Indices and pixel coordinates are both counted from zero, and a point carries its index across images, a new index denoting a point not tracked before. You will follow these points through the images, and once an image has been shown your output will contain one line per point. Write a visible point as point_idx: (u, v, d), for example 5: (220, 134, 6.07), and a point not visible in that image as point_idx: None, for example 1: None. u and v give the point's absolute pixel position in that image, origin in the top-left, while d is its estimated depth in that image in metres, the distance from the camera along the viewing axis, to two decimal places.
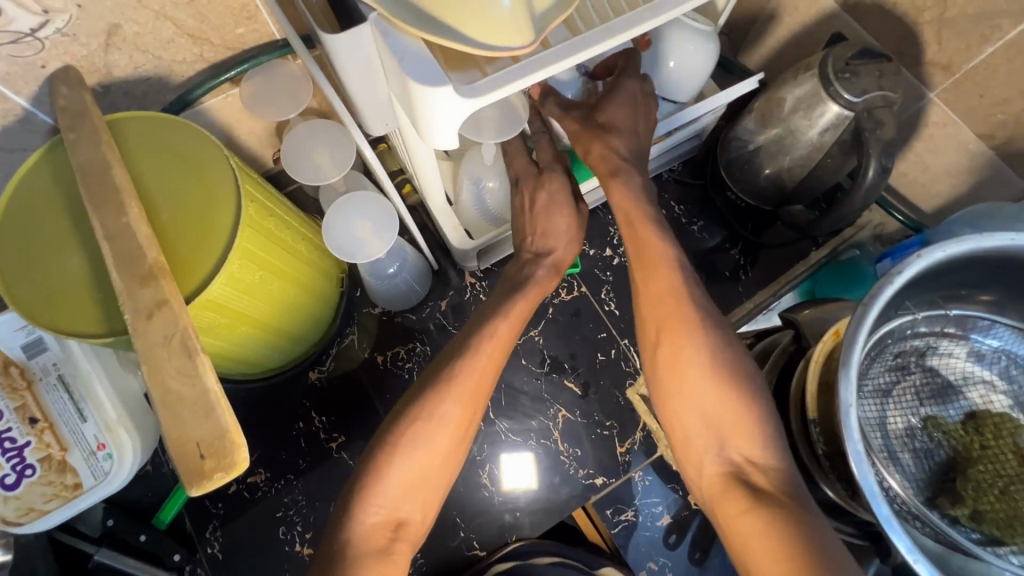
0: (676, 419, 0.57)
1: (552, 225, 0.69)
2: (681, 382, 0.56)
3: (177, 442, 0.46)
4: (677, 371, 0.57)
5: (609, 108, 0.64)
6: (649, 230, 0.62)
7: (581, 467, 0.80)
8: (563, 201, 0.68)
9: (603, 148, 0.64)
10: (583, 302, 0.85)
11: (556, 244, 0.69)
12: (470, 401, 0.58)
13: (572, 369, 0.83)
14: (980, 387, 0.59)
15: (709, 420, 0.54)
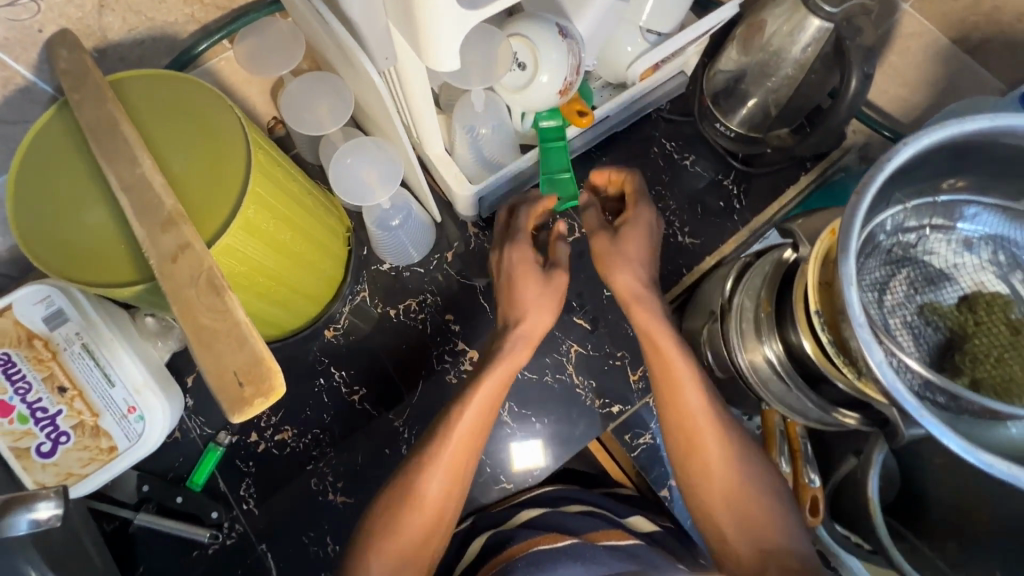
0: (708, 512, 0.65)
1: (536, 300, 0.71)
2: (708, 477, 0.65)
3: (215, 373, 0.48)
4: (706, 475, 0.65)
5: (630, 235, 0.72)
6: (652, 322, 0.69)
7: (596, 397, 0.83)
8: (539, 275, 0.72)
9: (626, 277, 0.70)
10: (584, 243, 0.87)
11: (523, 311, 0.71)
12: (455, 475, 0.64)
13: (580, 307, 0.85)
14: (973, 271, 0.61)
15: (734, 510, 0.63)
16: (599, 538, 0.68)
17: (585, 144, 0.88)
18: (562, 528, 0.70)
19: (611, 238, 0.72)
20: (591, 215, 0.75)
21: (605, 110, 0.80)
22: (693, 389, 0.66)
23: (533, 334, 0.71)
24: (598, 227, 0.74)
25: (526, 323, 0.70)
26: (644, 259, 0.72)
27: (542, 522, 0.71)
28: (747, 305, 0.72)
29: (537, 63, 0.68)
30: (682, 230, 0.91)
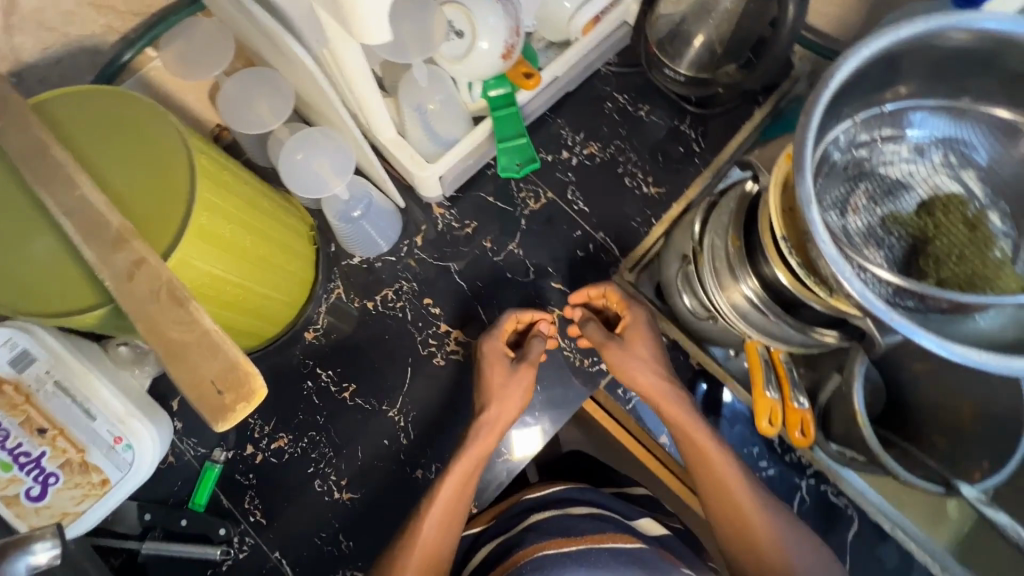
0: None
1: (502, 391, 0.74)
2: (749, 543, 0.64)
3: (192, 385, 0.47)
4: (747, 542, 0.64)
5: (631, 332, 0.76)
6: (666, 399, 0.72)
7: (585, 356, 0.85)
8: (510, 368, 0.75)
9: (638, 372, 0.73)
10: (553, 208, 0.88)
11: (489, 401, 0.74)
12: (448, 520, 0.66)
13: (556, 272, 0.86)
14: (928, 177, 0.62)
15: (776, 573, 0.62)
16: (604, 542, 0.63)
17: (538, 109, 0.87)
18: (566, 531, 0.65)
19: (621, 346, 0.75)
20: (592, 330, 0.78)
21: (553, 70, 0.79)
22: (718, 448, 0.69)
23: (497, 423, 0.73)
24: (602, 340, 0.76)
25: (494, 406, 0.73)
26: (658, 359, 0.75)
27: (546, 525, 0.66)
28: (718, 244, 0.71)
29: (475, 30, 0.68)
30: (645, 180, 0.90)
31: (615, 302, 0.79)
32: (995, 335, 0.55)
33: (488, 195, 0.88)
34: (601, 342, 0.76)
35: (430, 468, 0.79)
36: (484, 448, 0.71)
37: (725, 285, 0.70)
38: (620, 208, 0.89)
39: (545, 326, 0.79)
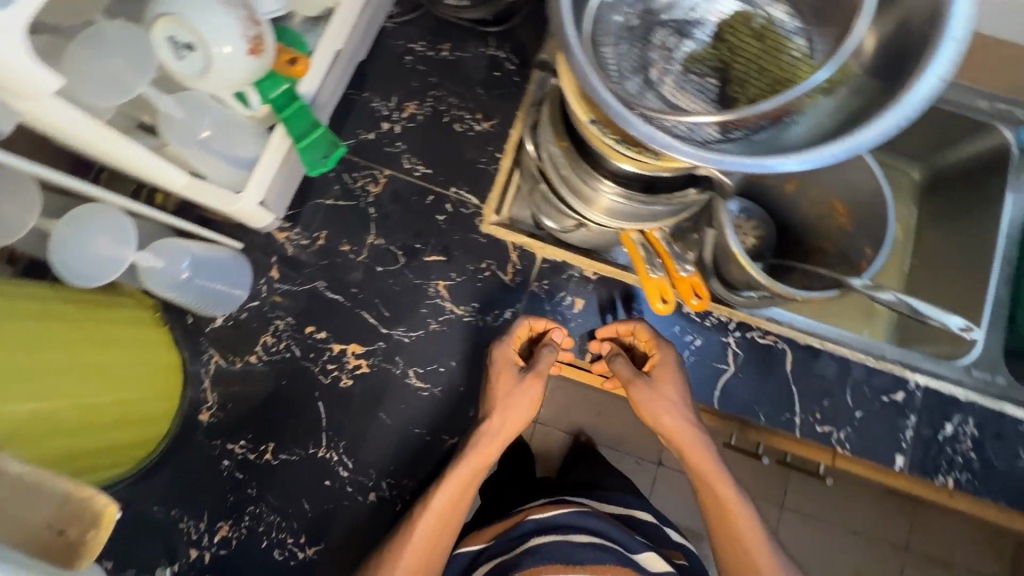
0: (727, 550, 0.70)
1: (508, 400, 0.72)
2: (729, 524, 0.70)
3: (25, 541, 0.40)
4: (728, 517, 0.70)
5: (659, 369, 0.73)
6: (672, 387, 0.72)
7: (487, 313, 0.79)
8: (514, 378, 0.72)
9: (664, 404, 0.71)
10: (395, 183, 0.83)
11: (492, 413, 0.71)
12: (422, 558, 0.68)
13: (425, 245, 0.81)
14: (710, 5, 0.60)
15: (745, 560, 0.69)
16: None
17: (335, 90, 0.80)
18: (568, 559, 0.70)
19: (649, 386, 0.72)
20: (620, 362, 0.74)
21: (327, 44, 0.73)
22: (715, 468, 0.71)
23: (500, 433, 0.71)
24: (631, 376, 0.73)
25: (496, 418, 0.71)
26: (684, 396, 0.73)
27: (547, 552, 0.71)
28: (553, 152, 0.67)
29: (203, 39, 0.58)
30: (474, 118, 0.85)
31: (645, 341, 0.75)
32: (820, 117, 0.54)
33: (328, 198, 0.82)
34: (629, 378, 0.73)
35: (382, 486, 0.75)
36: (485, 457, 0.70)
37: (579, 192, 0.69)
38: (462, 156, 0.84)
39: (559, 335, 0.75)
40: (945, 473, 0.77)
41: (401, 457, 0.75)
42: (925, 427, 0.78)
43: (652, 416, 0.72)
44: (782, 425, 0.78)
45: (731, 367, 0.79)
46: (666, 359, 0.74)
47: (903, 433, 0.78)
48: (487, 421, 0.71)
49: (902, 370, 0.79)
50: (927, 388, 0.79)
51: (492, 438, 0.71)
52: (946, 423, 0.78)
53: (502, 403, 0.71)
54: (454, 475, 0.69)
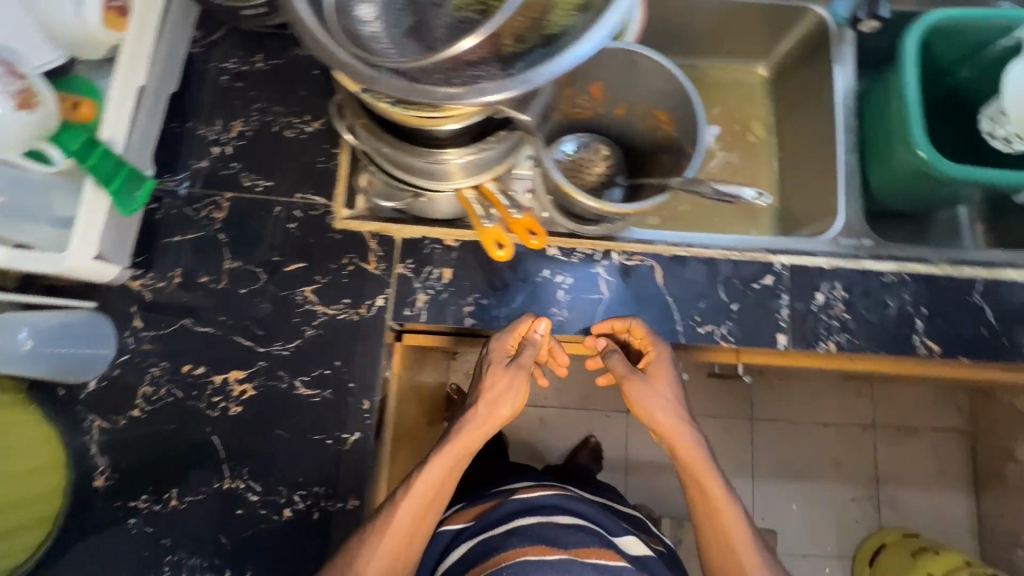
0: (713, 535, 0.73)
1: (493, 389, 0.77)
2: (717, 513, 0.72)
3: None
4: (711, 505, 0.73)
5: (652, 361, 0.77)
6: (662, 377, 0.76)
7: (359, 305, 0.79)
8: (503, 369, 0.77)
9: (651, 399, 0.76)
10: (239, 204, 0.82)
11: (480, 409, 0.76)
12: (400, 552, 0.69)
13: (284, 256, 0.80)
14: None
15: (730, 546, 0.72)
16: (587, 556, 0.81)
17: (151, 126, 0.79)
18: (554, 539, 0.83)
19: (644, 381, 0.76)
20: (619, 359, 0.77)
21: (128, 80, 0.72)
22: (705, 459, 0.74)
23: (487, 420, 0.76)
24: (625, 372, 0.76)
25: (479, 408, 0.76)
26: (677, 395, 0.77)
27: (536, 532, 0.85)
28: (378, 146, 0.70)
29: None
30: (303, 120, 0.85)
31: (641, 338, 0.78)
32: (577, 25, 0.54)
33: (175, 234, 0.81)
34: (625, 373, 0.77)
35: (294, 500, 0.74)
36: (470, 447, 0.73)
37: (405, 164, 0.71)
38: (300, 161, 0.83)
39: (543, 328, 0.77)
40: (826, 339, 0.81)
41: (307, 466, 0.75)
42: (798, 302, 0.82)
43: (639, 409, 0.76)
44: (666, 335, 0.80)
45: (605, 294, 0.81)
46: (660, 356, 0.77)
47: (779, 312, 0.81)
48: (474, 410, 0.76)
49: (765, 256, 0.83)
50: (791, 266, 0.82)
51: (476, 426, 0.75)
52: (816, 292, 0.82)
53: (487, 392, 0.77)
54: (433, 468, 0.71)
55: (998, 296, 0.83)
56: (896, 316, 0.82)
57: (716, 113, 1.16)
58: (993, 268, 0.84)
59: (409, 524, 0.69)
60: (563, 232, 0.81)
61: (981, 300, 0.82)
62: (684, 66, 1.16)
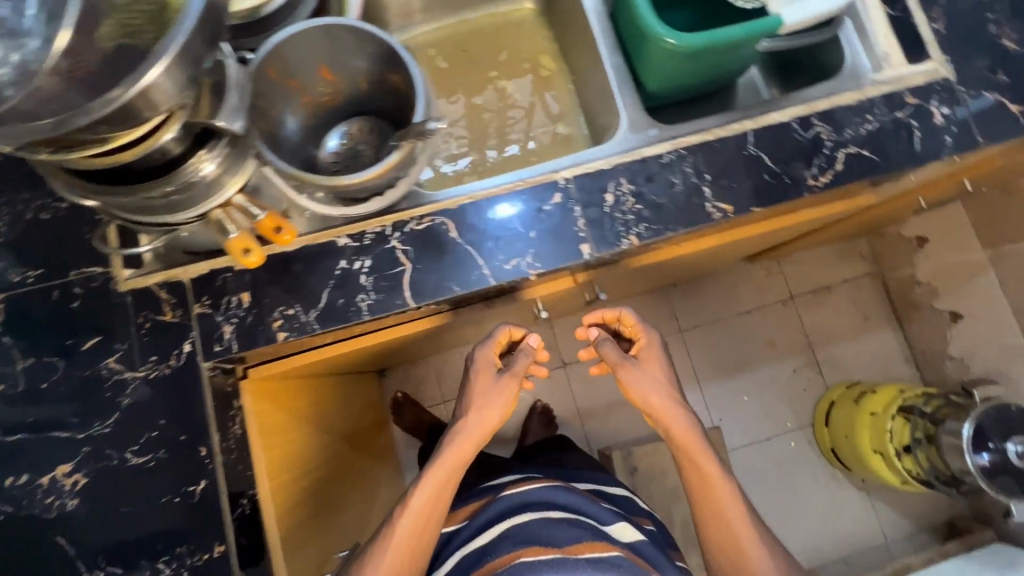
0: (701, 492, 0.96)
1: (486, 395, 1.03)
2: (706, 480, 0.95)
3: None
4: (707, 477, 0.95)
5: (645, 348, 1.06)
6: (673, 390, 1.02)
7: (167, 357, 0.78)
8: (499, 378, 1.05)
9: (672, 405, 1.00)
10: (15, 301, 0.79)
11: (477, 409, 1.02)
12: (422, 523, 0.93)
13: (77, 337, 0.78)
14: None
15: (706, 499, 0.95)
16: (580, 551, 0.93)
17: None
18: (545, 537, 0.96)
19: (636, 368, 1.02)
20: (611, 347, 1.05)
21: None
22: (698, 441, 0.97)
23: (482, 423, 1.02)
24: (620, 362, 1.02)
25: (472, 415, 1.02)
26: (667, 383, 1.02)
27: (528, 532, 0.97)
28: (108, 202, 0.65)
29: None
30: (56, 197, 0.82)
31: (631, 326, 1.08)
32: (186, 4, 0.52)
33: None
34: (617, 359, 1.04)
35: (161, 566, 0.73)
36: (464, 449, 0.99)
37: (144, 207, 0.67)
38: (64, 238, 0.81)
39: (532, 341, 1.10)
40: (627, 234, 0.83)
41: (166, 530, 0.74)
42: (591, 209, 0.83)
43: (667, 422, 0.99)
44: (476, 283, 0.81)
45: (407, 264, 0.81)
46: (651, 348, 1.07)
47: (576, 225, 0.83)
48: (464, 418, 1.02)
49: (548, 175, 0.84)
50: (574, 178, 0.84)
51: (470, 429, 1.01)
52: (605, 194, 0.84)
53: (481, 394, 1.03)
54: (444, 457, 0.97)
55: (770, 142, 0.86)
56: (685, 191, 0.84)
57: (503, 60, 1.19)
58: (760, 117, 0.87)
59: (427, 502, 0.94)
60: (348, 220, 0.82)
61: (756, 150, 0.86)
62: (459, 23, 1.20)
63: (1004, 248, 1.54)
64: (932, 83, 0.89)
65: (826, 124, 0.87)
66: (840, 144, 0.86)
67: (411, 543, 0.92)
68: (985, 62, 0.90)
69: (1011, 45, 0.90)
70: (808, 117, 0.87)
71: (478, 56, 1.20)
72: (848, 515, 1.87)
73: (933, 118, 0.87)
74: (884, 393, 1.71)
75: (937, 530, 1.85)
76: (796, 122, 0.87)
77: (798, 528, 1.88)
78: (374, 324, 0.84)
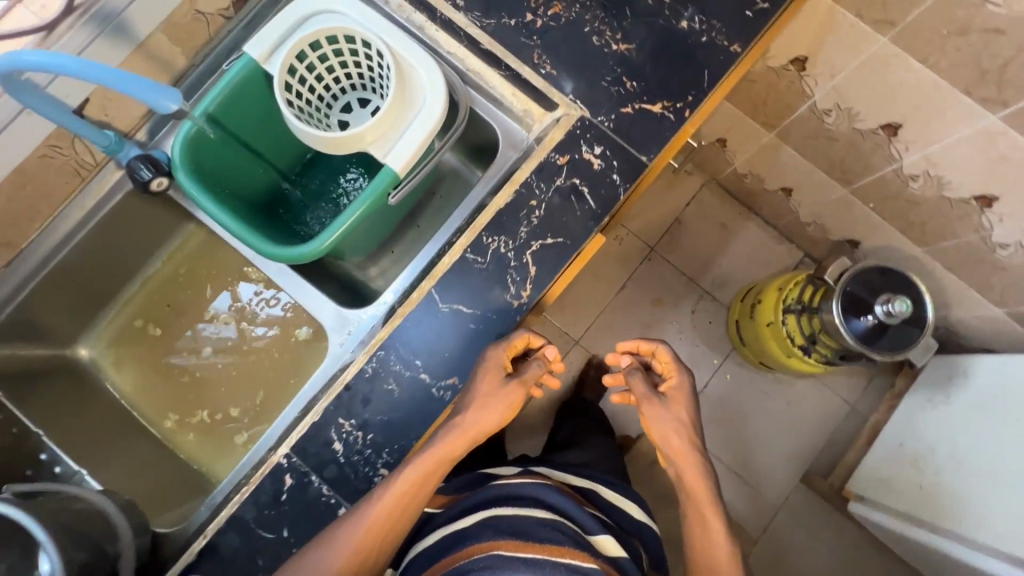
0: (703, 546, 0.81)
1: (489, 399, 0.74)
2: (708, 539, 0.81)
3: None
4: (709, 537, 0.81)
5: (674, 390, 0.92)
6: (695, 428, 0.89)
7: None
8: (499, 384, 0.75)
9: (690, 449, 0.87)
10: None
11: (471, 414, 0.73)
12: (376, 533, 0.68)
13: None
14: None
15: (710, 563, 0.80)
16: (557, 555, 0.67)
17: None
18: (521, 535, 0.70)
19: (662, 406, 0.90)
20: (637, 377, 0.93)
21: None
22: (710, 490, 0.84)
23: (476, 430, 0.73)
24: (645, 395, 0.91)
25: (471, 411, 0.74)
26: (691, 427, 0.89)
27: (511, 522, 0.72)
28: None
29: None
30: None
31: (665, 362, 0.94)
32: None
33: None
34: (643, 394, 0.91)
35: None
36: (456, 446, 0.73)
37: None
38: None
39: (550, 351, 0.80)
40: (377, 470, 0.76)
41: None
42: (329, 469, 0.76)
43: (678, 463, 0.87)
44: None
45: None
46: (684, 387, 0.93)
47: (324, 494, 0.75)
48: (459, 412, 0.74)
49: (268, 461, 0.76)
50: (293, 449, 0.76)
51: (469, 426, 0.73)
52: (332, 445, 0.76)
53: (477, 403, 0.74)
54: (435, 446, 0.72)
55: (456, 287, 0.79)
56: (408, 390, 0.77)
57: (211, 291, 1.07)
58: (434, 269, 0.81)
59: (390, 514, 0.68)
60: None
61: (448, 305, 0.79)
62: (141, 285, 1.06)
63: (782, 125, 1.50)
64: (572, 130, 0.83)
65: (498, 234, 0.80)
66: (522, 247, 0.80)
67: (370, 542, 0.67)
68: (606, 79, 0.84)
69: (621, 47, 0.85)
70: (478, 238, 0.80)
71: (183, 302, 1.07)
72: (810, 405, 1.90)
73: (592, 165, 0.82)
74: (767, 299, 1.67)
75: (885, 368, 1.90)
76: (470, 251, 0.80)
77: (777, 443, 1.89)
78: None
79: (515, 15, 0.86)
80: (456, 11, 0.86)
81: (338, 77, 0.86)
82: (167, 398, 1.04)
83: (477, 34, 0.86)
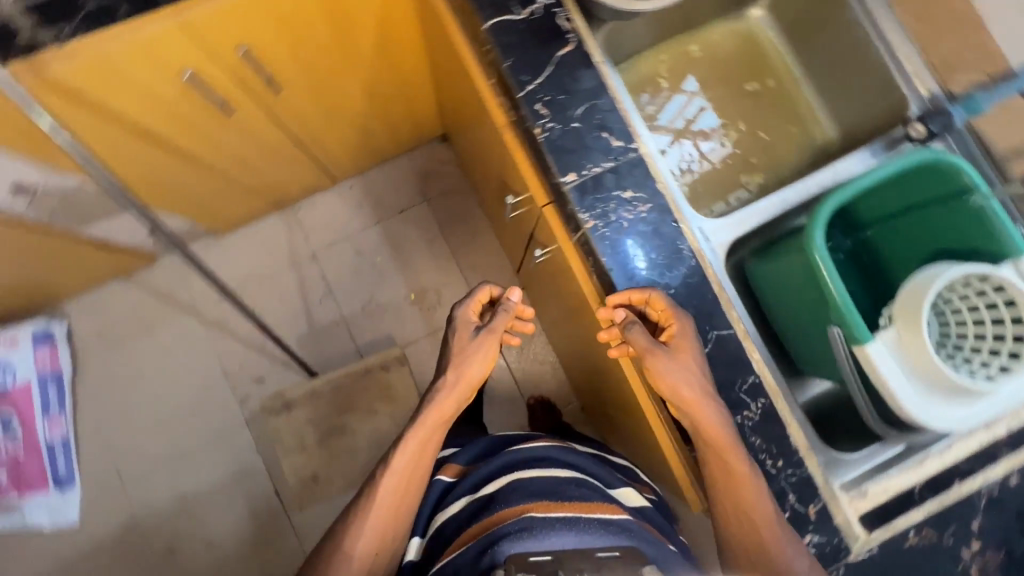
0: (741, 483, 0.74)
1: (469, 355, 0.91)
2: (738, 478, 0.74)
3: None
4: (734, 470, 0.74)
5: (682, 335, 0.78)
6: (706, 381, 0.77)
7: None
8: (470, 336, 0.91)
9: (711, 397, 0.76)
10: None
11: (456, 371, 0.90)
12: (403, 492, 0.84)
13: None
14: None
15: (740, 491, 0.74)
16: (591, 511, 0.73)
17: None
18: (554, 495, 0.75)
19: (669, 355, 0.76)
20: (638, 329, 0.78)
21: None
22: (728, 435, 0.75)
23: (451, 384, 0.89)
24: (652, 350, 0.77)
25: (452, 373, 0.90)
26: (700, 375, 0.77)
27: (536, 485, 0.77)
28: None
29: None
30: None
31: (661, 310, 0.80)
32: None
33: None
34: (644, 348, 0.78)
35: None
36: (442, 405, 0.89)
37: None
38: None
39: (516, 292, 0.93)
40: (592, 215, 0.82)
41: None
42: (610, 178, 0.83)
43: (698, 413, 0.75)
44: (513, 82, 0.84)
45: (521, 17, 0.86)
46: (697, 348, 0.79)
47: (590, 165, 0.83)
48: (446, 376, 0.89)
49: (636, 131, 0.85)
50: (640, 156, 0.84)
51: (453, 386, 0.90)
52: (629, 189, 0.83)
53: (467, 359, 0.90)
54: (418, 422, 0.88)
55: (724, 354, 0.81)
56: (648, 269, 0.82)
57: (760, 134, 1.15)
58: (749, 342, 0.82)
59: (397, 476, 0.84)
60: None
61: (710, 337, 0.81)
62: (791, 81, 1.15)
63: None
64: (840, 533, 0.78)
65: (759, 413, 0.80)
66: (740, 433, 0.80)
67: (394, 503, 0.84)
68: None
69: None
70: (762, 392, 0.80)
71: (762, 107, 1.15)
72: None
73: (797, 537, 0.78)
74: None
75: None
76: (753, 381, 0.81)
77: None
78: (464, 17, 0.92)
79: (978, 530, 0.79)
80: (1001, 474, 0.81)
81: (959, 312, 0.84)
82: (685, 63, 1.16)
83: (970, 481, 0.81)
